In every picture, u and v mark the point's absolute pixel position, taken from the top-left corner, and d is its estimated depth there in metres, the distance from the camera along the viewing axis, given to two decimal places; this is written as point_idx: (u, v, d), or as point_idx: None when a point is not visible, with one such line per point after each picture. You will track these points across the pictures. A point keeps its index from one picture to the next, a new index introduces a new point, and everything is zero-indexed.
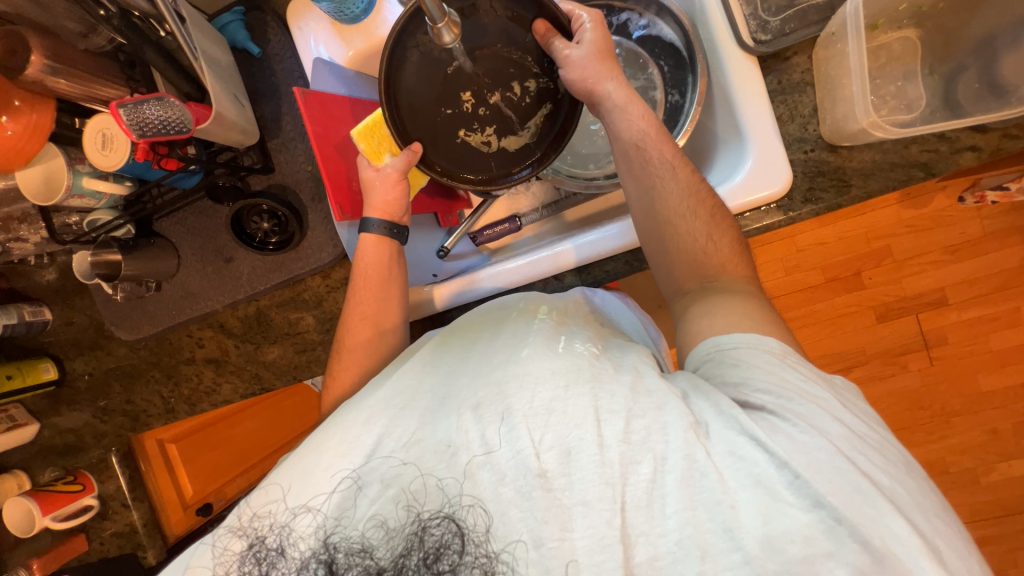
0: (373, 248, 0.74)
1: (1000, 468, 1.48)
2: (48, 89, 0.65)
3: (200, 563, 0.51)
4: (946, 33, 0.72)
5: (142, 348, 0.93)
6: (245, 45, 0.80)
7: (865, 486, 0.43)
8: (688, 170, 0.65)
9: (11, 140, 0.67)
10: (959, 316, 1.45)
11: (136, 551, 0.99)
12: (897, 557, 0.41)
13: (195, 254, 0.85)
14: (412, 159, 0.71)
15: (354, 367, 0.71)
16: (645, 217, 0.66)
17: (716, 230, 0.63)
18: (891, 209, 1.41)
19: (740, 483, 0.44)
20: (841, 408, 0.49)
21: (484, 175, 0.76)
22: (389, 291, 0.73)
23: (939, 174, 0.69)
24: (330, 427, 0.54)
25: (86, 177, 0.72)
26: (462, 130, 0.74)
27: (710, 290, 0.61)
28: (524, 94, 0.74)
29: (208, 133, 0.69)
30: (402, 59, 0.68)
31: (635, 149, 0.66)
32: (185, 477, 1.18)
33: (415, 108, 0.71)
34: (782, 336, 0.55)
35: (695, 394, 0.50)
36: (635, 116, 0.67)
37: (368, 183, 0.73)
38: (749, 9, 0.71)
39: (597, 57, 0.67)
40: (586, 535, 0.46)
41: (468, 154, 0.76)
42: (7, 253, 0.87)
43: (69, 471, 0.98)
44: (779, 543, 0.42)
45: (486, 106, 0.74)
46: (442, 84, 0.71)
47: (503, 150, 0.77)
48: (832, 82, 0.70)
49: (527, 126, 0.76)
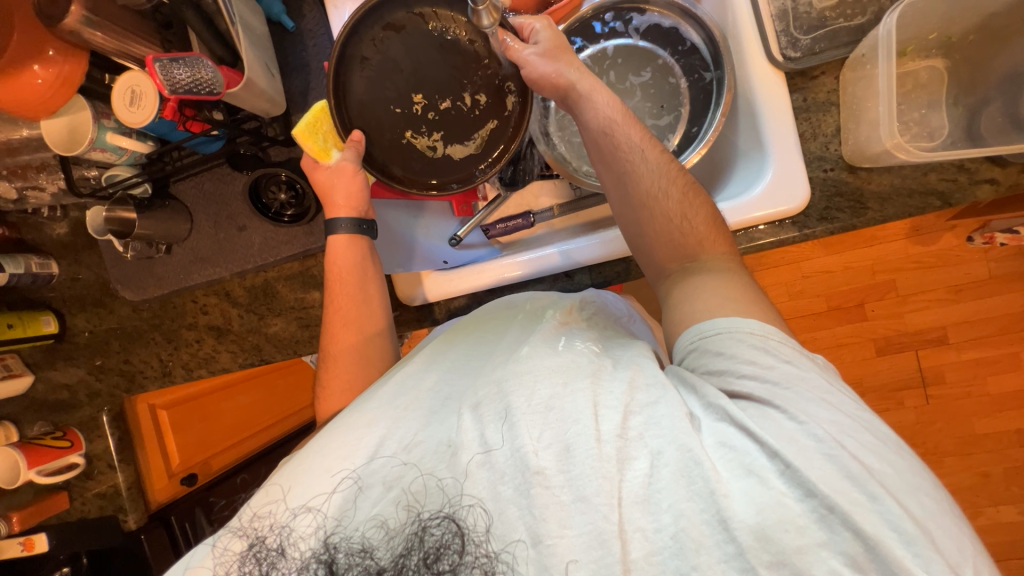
0: (345, 251, 0.73)
1: (988, 513, 1.47)
2: (83, 41, 0.66)
3: (200, 565, 0.50)
4: (973, 66, 0.73)
5: (145, 310, 0.93)
6: (279, 18, 0.81)
7: (857, 472, 0.43)
8: (658, 151, 0.66)
9: (40, 88, 0.68)
10: (959, 355, 1.45)
11: (117, 514, 0.98)
12: (891, 548, 0.41)
13: (208, 219, 0.85)
14: (359, 151, 0.73)
15: (344, 376, 0.70)
16: (623, 205, 0.66)
17: (690, 208, 0.63)
18: (900, 243, 1.41)
19: (732, 473, 0.44)
20: (828, 387, 0.49)
21: (425, 180, 0.77)
22: (367, 285, 0.73)
23: (955, 204, 0.70)
24: (333, 428, 0.54)
25: (110, 132, 0.72)
26: (408, 132, 0.76)
27: (693, 272, 0.61)
28: (474, 106, 0.76)
29: (237, 99, 0.70)
30: (354, 52, 0.71)
31: (604, 137, 0.66)
32: (175, 446, 1.16)
33: (363, 105, 0.73)
34: (766, 316, 0.55)
35: (686, 389, 0.51)
36: (601, 103, 0.67)
37: (328, 184, 0.73)
38: (782, 26, 0.72)
39: (554, 51, 0.68)
40: (585, 530, 0.45)
41: (412, 156, 0.77)
42: (24, 201, 0.87)
43: (59, 427, 0.97)
44: (773, 534, 0.42)
45: (436, 111, 0.75)
46: (393, 84, 0.73)
47: (447, 157, 0.77)
48: (857, 104, 0.71)
49: (472, 138, 0.77)
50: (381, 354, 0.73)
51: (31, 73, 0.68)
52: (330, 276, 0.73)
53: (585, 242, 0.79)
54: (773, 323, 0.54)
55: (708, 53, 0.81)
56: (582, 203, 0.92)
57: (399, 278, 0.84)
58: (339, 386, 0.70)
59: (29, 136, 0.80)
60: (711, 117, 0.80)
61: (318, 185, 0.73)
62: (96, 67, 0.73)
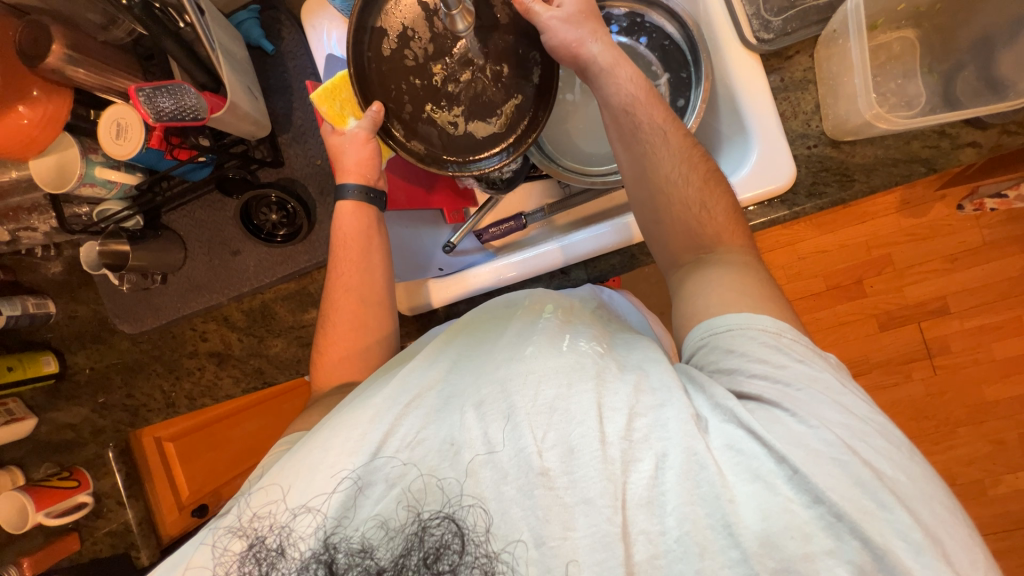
0: (352, 215, 0.74)
1: (1007, 480, 1.46)
2: (66, 78, 0.67)
3: (198, 563, 0.50)
4: (944, 32, 0.74)
5: (145, 342, 0.93)
6: (259, 43, 0.82)
7: (867, 479, 0.42)
8: (680, 134, 0.67)
9: (26, 128, 0.68)
10: (962, 323, 1.45)
11: (129, 551, 0.98)
12: (898, 556, 0.40)
13: (201, 246, 0.85)
14: (377, 120, 0.70)
15: (341, 344, 0.72)
16: (639, 186, 0.66)
17: (711, 198, 0.64)
18: (892, 217, 1.42)
19: (738, 478, 0.44)
20: (842, 390, 0.48)
21: (448, 158, 0.73)
22: (371, 264, 0.73)
23: (940, 169, 0.70)
24: (335, 424, 0.53)
25: (99, 166, 0.73)
26: (430, 105, 0.72)
27: (706, 263, 0.61)
28: (495, 78, 0.72)
29: (222, 123, 0.71)
30: (373, 27, 0.69)
31: (625, 115, 0.67)
32: (182, 477, 1.15)
33: (383, 76, 0.70)
34: (781, 313, 0.55)
35: (694, 388, 0.50)
36: (624, 78, 0.68)
37: (338, 148, 0.74)
38: (752, 9, 0.74)
39: (579, 17, 0.68)
40: (588, 533, 0.45)
41: (433, 133, 0.73)
42: (16, 243, 0.88)
43: (65, 467, 0.96)
44: (779, 540, 0.42)
45: (457, 83, 0.71)
46: (414, 55, 0.70)
47: (469, 134, 0.73)
48: (834, 79, 0.72)
49: (497, 114, 0.72)
50: (381, 342, 0.73)
51: (16, 115, 0.68)
52: (337, 243, 0.74)
53: (579, 237, 0.79)
54: (786, 320, 0.54)
55: (688, 50, 0.80)
56: (569, 202, 0.93)
57: (399, 289, 0.84)
58: (336, 358, 0.71)
59: (18, 177, 0.81)
60: (692, 103, 0.80)
61: (331, 149, 0.75)
62: (81, 104, 0.74)
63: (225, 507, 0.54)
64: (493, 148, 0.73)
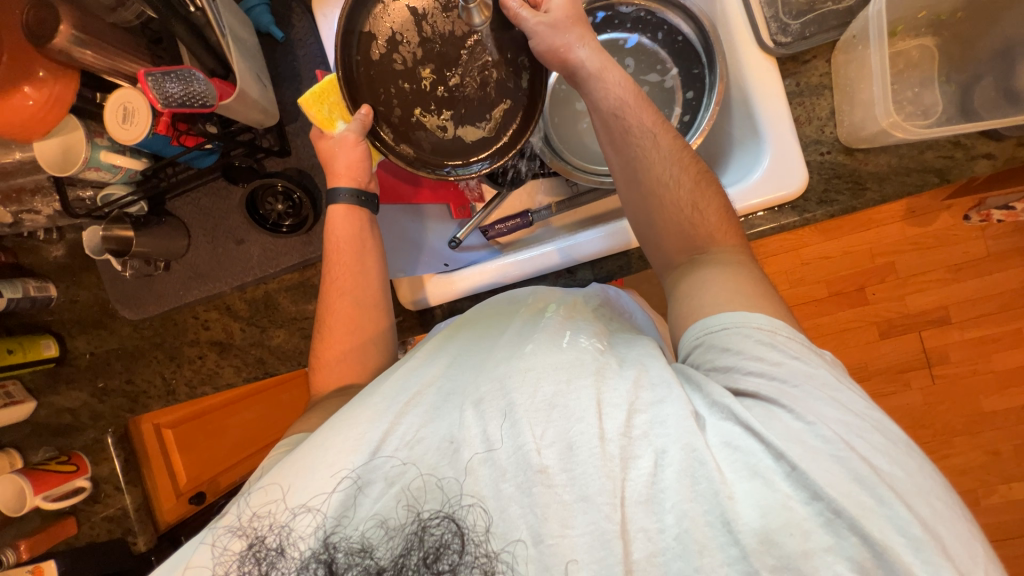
0: (342, 222, 0.73)
1: (1001, 491, 1.47)
2: (73, 60, 0.66)
3: (198, 563, 0.50)
4: (964, 42, 0.73)
5: (146, 328, 0.92)
6: (269, 30, 0.81)
7: (865, 475, 0.42)
8: (669, 136, 0.66)
9: (32, 109, 0.68)
10: (963, 334, 1.45)
11: (126, 537, 0.98)
12: (897, 553, 0.40)
13: (205, 234, 0.85)
14: (365, 123, 0.69)
15: (339, 340, 0.71)
16: (631, 189, 0.66)
17: (701, 197, 0.63)
18: (897, 226, 1.41)
19: (737, 475, 0.44)
20: (838, 384, 0.48)
21: (435, 162, 0.73)
22: (365, 264, 0.73)
23: (953, 180, 0.70)
24: (335, 423, 0.53)
25: (104, 150, 0.72)
26: (418, 109, 0.71)
27: (700, 263, 0.60)
28: (484, 84, 0.71)
29: (230, 110, 0.70)
30: (360, 30, 0.68)
31: (614, 119, 0.67)
32: (180, 465, 1.16)
33: (371, 79, 0.69)
34: (776, 310, 0.54)
35: (690, 386, 0.50)
36: (612, 82, 0.67)
37: (329, 153, 0.72)
38: (771, 12, 0.72)
39: (566, 23, 0.67)
40: (586, 530, 0.45)
41: (422, 136, 0.72)
42: (19, 225, 0.87)
43: (64, 451, 0.96)
44: (778, 537, 0.42)
45: (446, 87, 0.70)
46: (401, 59, 0.69)
47: (458, 139, 0.73)
48: (850, 86, 0.71)
49: (487, 119, 0.72)
50: (378, 338, 0.73)
51: (21, 95, 0.68)
52: (328, 249, 0.74)
53: (586, 238, 0.78)
54: (781, 318, 0.53)
55: (702, 49, 0.79)
56: (576, 201, 0.93)
57: (399, 284, 0.83)
58: (333, 356, 0.71)
59: (23, 158, 0.80)
60: (705, 104, 0.79)
61: (321, 153, 0.73)
62: (87, 87, 0.73)
63: (225, 507, 0.53)
64: (479, 154, 0.73)
